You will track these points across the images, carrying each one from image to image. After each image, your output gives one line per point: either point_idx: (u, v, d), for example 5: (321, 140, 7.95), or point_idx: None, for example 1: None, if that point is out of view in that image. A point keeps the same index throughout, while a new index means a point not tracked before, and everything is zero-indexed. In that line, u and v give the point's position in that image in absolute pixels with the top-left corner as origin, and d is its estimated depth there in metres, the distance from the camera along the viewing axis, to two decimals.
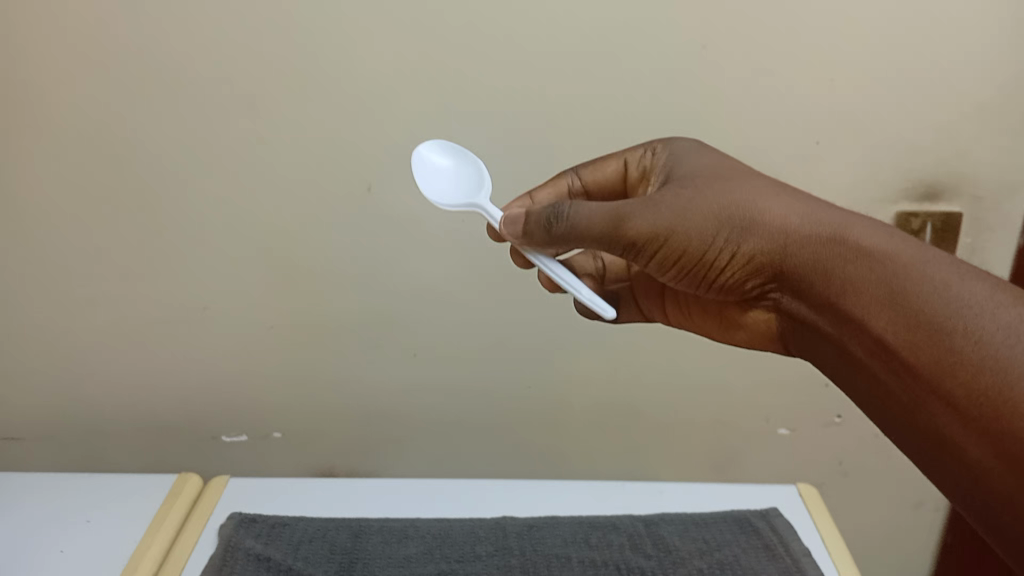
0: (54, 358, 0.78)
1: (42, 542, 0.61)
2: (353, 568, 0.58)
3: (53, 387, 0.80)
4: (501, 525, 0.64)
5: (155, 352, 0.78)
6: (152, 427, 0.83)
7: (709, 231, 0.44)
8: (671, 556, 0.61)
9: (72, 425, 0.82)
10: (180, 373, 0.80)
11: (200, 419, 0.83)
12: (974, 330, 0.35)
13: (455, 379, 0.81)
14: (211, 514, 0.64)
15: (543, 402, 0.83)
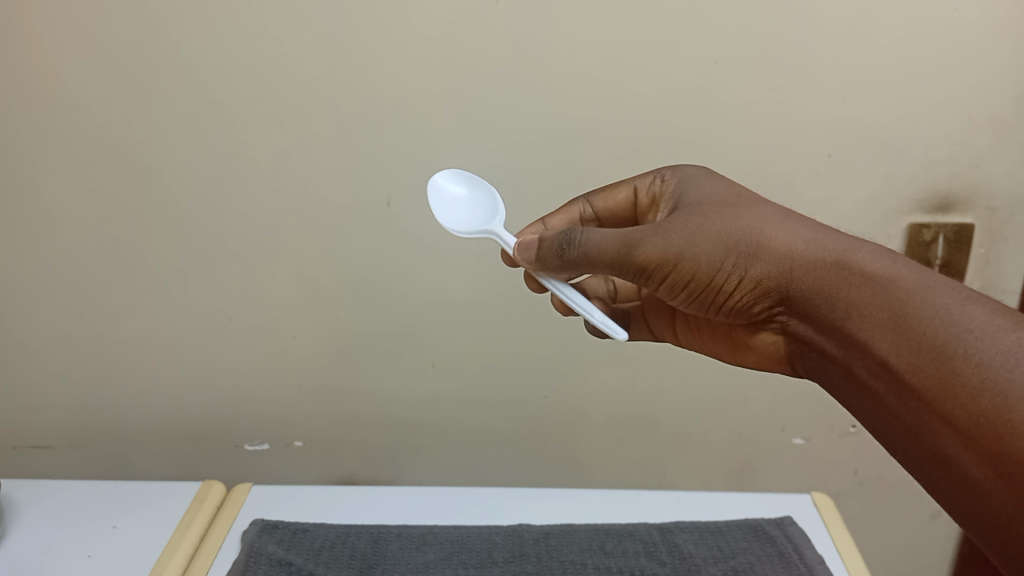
0: (82, 368, 0.80)
1: (71, 547, 0.63)
2: (373, 573, 0.60)
3: (81, 396, 0.82)
4: (517, 532, 0.65)
5: (180, 363, 0.80)
6: (177, 435, 0.85)
7: (717, 256, 0.45)
8: (686, 563, 0.62)
9: (99, 434, 0.84)
10: (205, 383, 0.82)
11: (223, 428, 0.85)
12: (973, 353, 0.35)
13: (473, 388, 0.83)
14: (234, 520, 0.66)
15: (560, 411, 0.84)
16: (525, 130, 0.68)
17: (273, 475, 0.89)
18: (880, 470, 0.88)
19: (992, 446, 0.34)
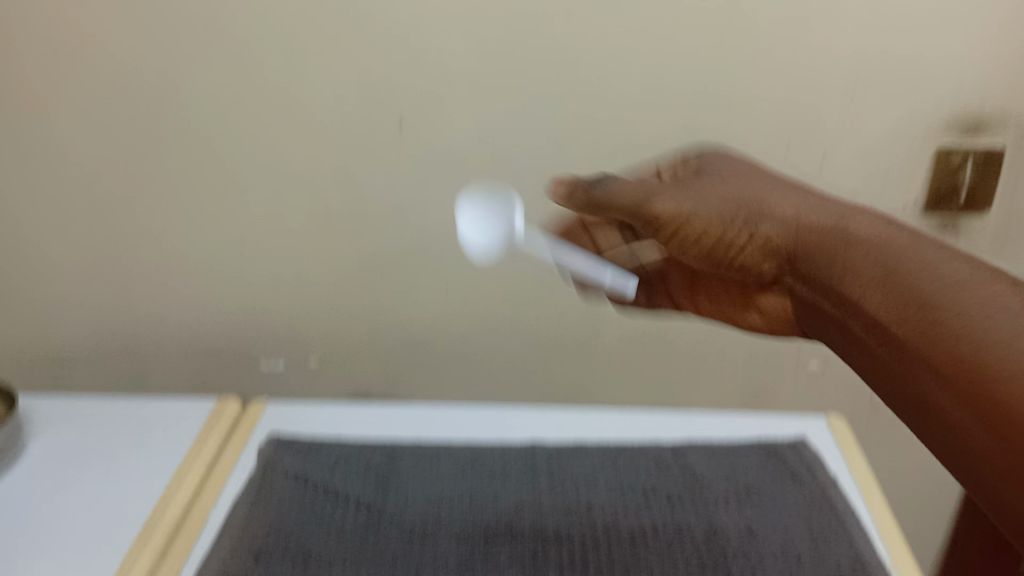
0: (95, 295, 0.80)
1: (90, 459, 0.64)
2: (388, 487, 0.60)
3: (92, 324, 0.81)
4: (530, 450, 0.65)
5: (192, 291, 0.79)
6: (189, 365, 0.84)
7: (728, 214, 0.49)
8: (698, 483, 0.62)
9: (112, 363, 0.84)
10: (220, 304, 0.81)
11: (235, 358, 0.84)
12: (954, 300, 0.42)
13: (492, 306, 0.80)
14: (252, 433, 0.67)
15: (581, 330, 0.81)
16: (540, 46, 0.67)
17: (288, 391, 0.86)
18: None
19: (996, 410, 0.39)
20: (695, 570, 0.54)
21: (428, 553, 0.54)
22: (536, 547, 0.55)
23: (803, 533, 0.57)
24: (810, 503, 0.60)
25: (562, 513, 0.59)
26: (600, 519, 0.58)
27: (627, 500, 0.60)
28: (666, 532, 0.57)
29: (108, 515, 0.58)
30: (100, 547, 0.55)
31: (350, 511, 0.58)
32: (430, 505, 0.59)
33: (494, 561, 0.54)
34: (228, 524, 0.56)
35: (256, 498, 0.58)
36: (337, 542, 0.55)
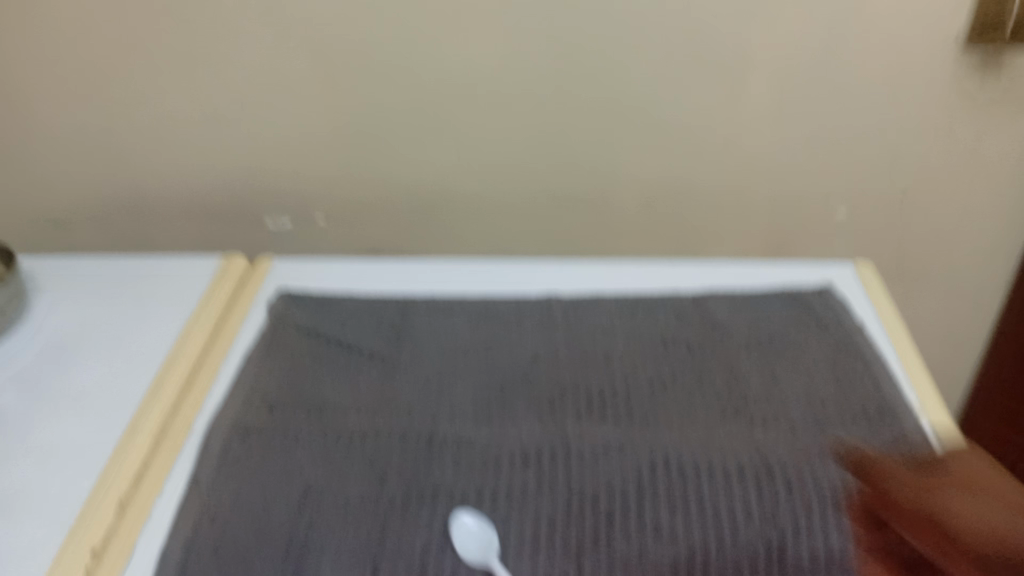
0: (84, 153, 0.76)
1: (96, 314, 0.63)
2: (401, 340, 0.59)
3: (86, 183, 0.78)
4: (545, 301, 0.63)
5: (185, 148, 0.75)
6: (188, 225, 0.81)
7: None
8: (719, 330, 0.60)
9: (110, 222, 0.81)
10: (214, 163, 0.76)
11: (233, 216, 0.80)
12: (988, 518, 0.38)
13: (505, 153, 0.74)
14: (260, 289, 0.65)
15: (602, 176, 0.76)
16: None
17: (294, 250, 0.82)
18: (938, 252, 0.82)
19: None
20: (715, 414, 0.53)
21: (443, 402, 0.54)
22: (554, 396, 0.54)
23: (827, 376, 0.55)
24: (835, 348, 0.58)
25: (580, 362, 0.57)
26: (619, 367, 0.57)
27: (646, 347, 0.59)
28: (686, 379, 0.56)
29: (118, 370, 0.57)
30: (111, 401, 0.54)
31: (363, 364, 0.57)
32: (444, 357, 0.58)
33: (511, 410, 0.53)
34: (239, 377, 0.55)
35: (267, 351, 0.57)
36: (351, 393, 0.54)
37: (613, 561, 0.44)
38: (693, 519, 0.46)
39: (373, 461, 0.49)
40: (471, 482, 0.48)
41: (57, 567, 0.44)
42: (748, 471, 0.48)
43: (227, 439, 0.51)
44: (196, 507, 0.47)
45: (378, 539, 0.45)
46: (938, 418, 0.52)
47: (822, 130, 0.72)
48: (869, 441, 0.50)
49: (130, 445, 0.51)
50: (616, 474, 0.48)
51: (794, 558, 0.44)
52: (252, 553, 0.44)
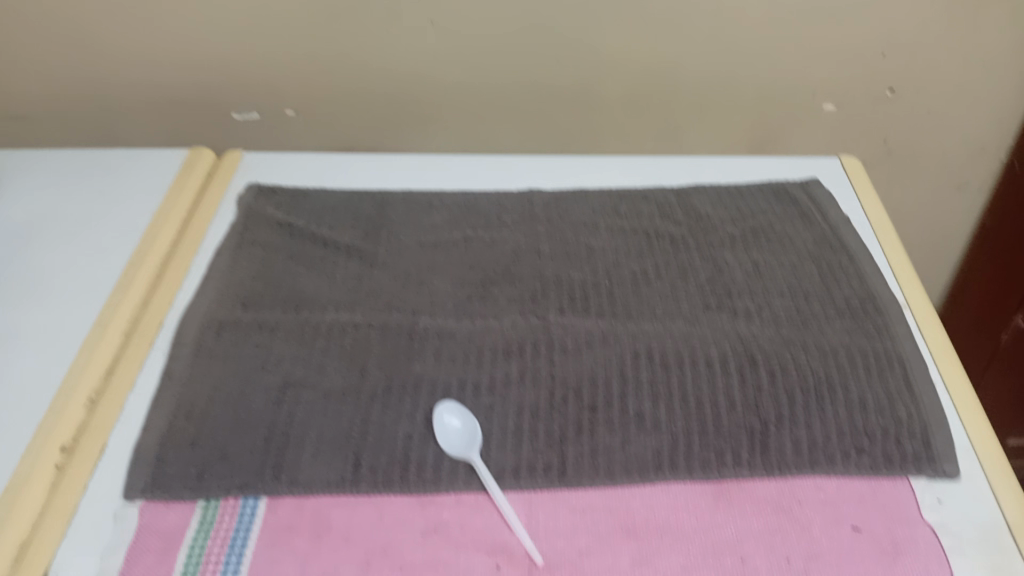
0: (31, 44, 0.71)
1: (56, 208, 0.60)
2: (378, 235, 0.57)
3: (35, 79, 0.73)
4: (527, 196, 0.61)
5: (139, 39, 0.70)
6: (148, 125, 0.77)
7: None
8: (703, 224, 0.59)
9: (64, 122, 0.77)
10: (171, 57, 0.72)
11: (197, 113, 0.76)
12: None
13: (483, 41, 0.71)
14: (230, 183, 0.63)
15: (588, 67, 0.73)
16: None
17: (265, 145, 0.79)
18: (925, 149, 0.80)
19: None
20: (699, 306, 0.52)
21: (423, 296, 0.52)
22: (536, 290, 0.53)
23: (811, 269, 0.55)
24: (819, 242, 0.57)
25: (562, 256, 0.56)
26: (602, 261, 0.56)
27: (630, 242, 0.57)
28: (669, 272, 0.55)
29: (83, 266, 0.55)
30: (76, 297, 0.53)
31: (340, 259, 0.55)
32: (423, 251, 0.56)
33: (492, 303, 0.52)
34: (211, 271, 0.54)
35: (240, 246, 0.55)
36: (328, 288, 0.53)
37: (596, 449, 0.43)
38: (676, 408, 0.45)
39: (352, 355, 0.48)
40: (453, 375, 0.47)
41: (29, 460, 0.42)
42: (732, 361, 0.48)
43: (201, 333, 0.49)
44: (171, 400, 0.46)
45: (359, 431, 0.44)
46: (921, 309, 0.52)
47: (813, 19, 0.69)
48: (852, 331, 0.50)
49: (99, 339, 0.49)
50: (599, 364, 0.48)
51: (776, 444, 0.44)
52: (230, 446, 0.43)
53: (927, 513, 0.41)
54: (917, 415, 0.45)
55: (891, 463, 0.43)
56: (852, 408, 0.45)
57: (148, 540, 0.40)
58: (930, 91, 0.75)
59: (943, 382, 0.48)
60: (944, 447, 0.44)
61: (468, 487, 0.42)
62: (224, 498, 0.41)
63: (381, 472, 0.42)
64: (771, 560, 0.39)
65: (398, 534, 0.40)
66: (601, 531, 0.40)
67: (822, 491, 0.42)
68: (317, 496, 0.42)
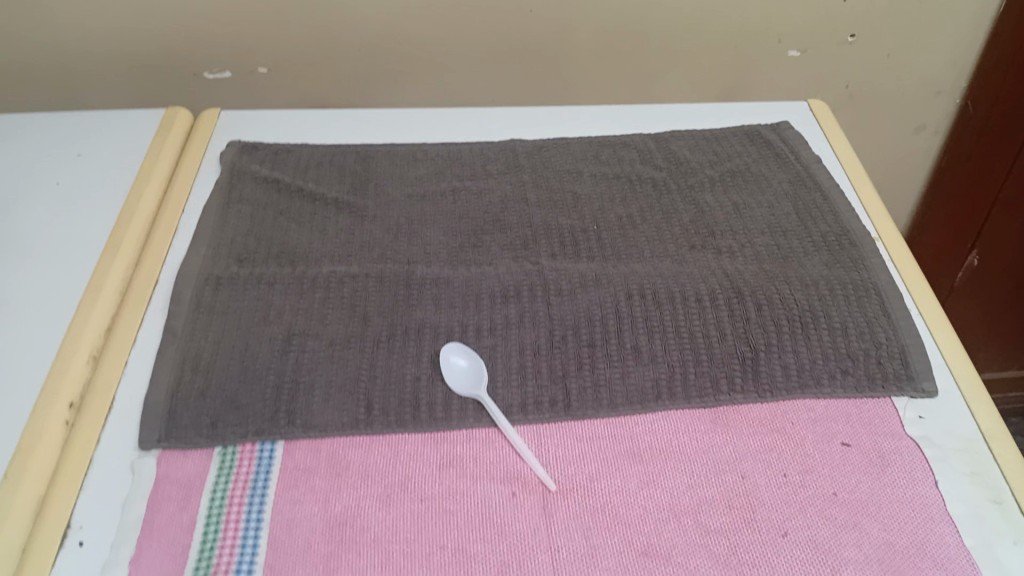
0: None
1: (34, 174, 0.60)
2: (366, 188, 0.58)
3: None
4: (510, 147, 0.62)
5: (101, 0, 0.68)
6: (115, 86, 0.75)
7: None
8: (683, 167, 0.61)
9: (26, 88, 0.74)
10: (136, 18, 0.70)
11: (165, 73, 0.74)
12: None
13: None
14: (210, 143, 0.63)
15: (559, 17, 0.73)
16: None
17: (237, 104, 0.78)
18: (883, 92, 0.83)
19: None
20: (684, 247, 0.54)
21: (416, 246, 0.53)
22: (527, 236, 0.54)
23: (788, 208, 0.57)
24: (794, 181, 0.59)
25: (549, 203, 0.57)
26: (588, 207, 0.57)
27: (613, 188, 0.59)
28: (654, 216, 0.56)
29: (69, 231, 0.55)
30: (66, 263, 0.52)
31: (330, 212, 0.55)
32: (411, 202, 0.57)
33: (486, 251, 0.53)
34: (201, 229, 0.54)
35: (228, 203, 0.56)
36: (321, 241, 0.53)
37: (597, 382, 0.45)
38: (670, 341, 0.47)
39: (353, 305, 0.49)
40: (455, 318, 0.48)
41: (37, 420, 0.43)
42: (720, 294, 0.49)
43: (200, 289, 0.50)
44: (176, 356, 0.46)
45: (367, 375, 0.45)
46: (892, 241, 0.55)
47: None
48: (830, 264, 0.52)
49: (95, 300, 0.49)
50: (595, 303, 0.49)
51: (767, 370, 0.46)
52: (241, 394, 0.44)
53: (909, 428, 0.44)
54: (895, 337, 0.48)
55: (874, 383, 0.46)
56: (835, 333, 0.48)
57: (168, 488, 0.40)
58: (888, 36, 0.78)
59: (916, 307, 0.51)
60: (921, 366, 0.47)
61: (478, 423, 0.43)
62: (241, 444, 0.42)
63: (393, 413, 0.43)
64: (769, 476, 0.42)
65: (415, 469, 0.41)
66: (609, 457, 0.42)
67: (812, 412, 0.45)
68: (332, 438, 0.43)
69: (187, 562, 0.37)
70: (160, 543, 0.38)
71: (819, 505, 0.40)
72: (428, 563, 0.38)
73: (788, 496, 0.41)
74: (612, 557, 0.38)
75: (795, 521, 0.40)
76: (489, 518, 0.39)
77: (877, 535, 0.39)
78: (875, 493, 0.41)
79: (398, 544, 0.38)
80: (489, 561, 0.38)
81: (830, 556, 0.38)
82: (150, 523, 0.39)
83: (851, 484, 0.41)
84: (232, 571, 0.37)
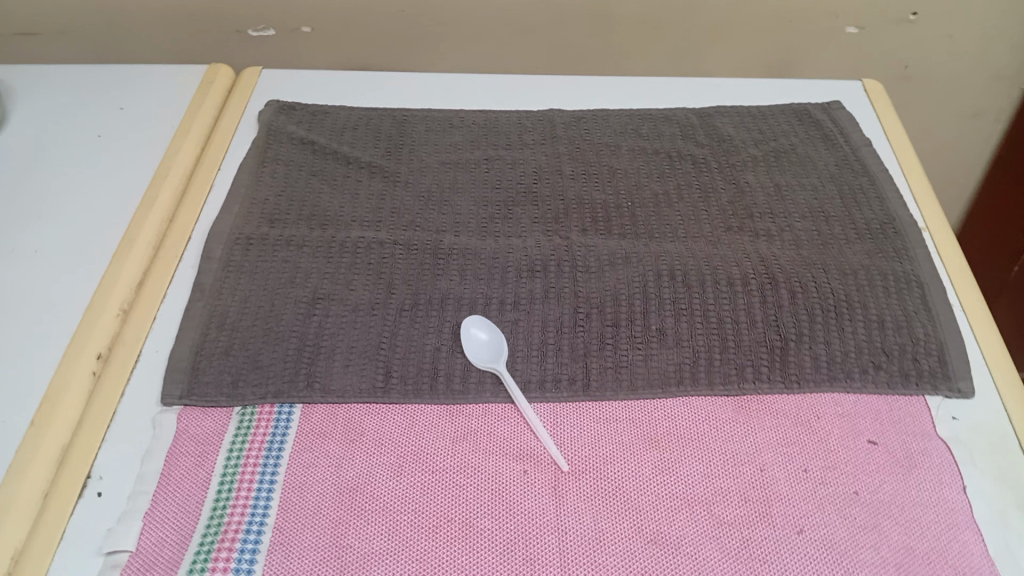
0: None
1: (77, 125, 0.61)
2: (400, 153, 0.57)
3: None
4: (548, 117, 0.61)
5: None
6: (162, 40, 0.75)
7: None
8: (725, 145, 0.59)
9: (75, 39, 0.75)
10: None
11: (211, 29, 0.74)
12: None
13: None
14: (249, 102, 0.63)
15: None
16: None
17: (280, 62, 0.78)
18: (945, 73, 0.79)
19: None
20: (720, 228, 0.52)
21: (446, 215, 0.53)
22: (558, 210, 0.53)
23: (833, 192, 0.55)
24: (840, 164, 0.57)
25: (584, 177, 0.56)
26: (623, 182, 0.56)
27: (651, 163, 0.57)
28: (690, 194, 0.55)
29: (107, 184, 0.56)
30: (103, 216, 0.53)
31: (362, 176, 0.55)
32: (444, 170, 0.56)
33: (516, 223, 0.52)
34: (234, 188, 0.54)
35: (262, 163, 0.56)
36: (352, 205, 0.53)
37: (618, 362, 0.45)
38: (697, 325, 0.46)
39: (379, 271, 0.48)
40: (479, 290, 0.47)
41: (65, 371, 0.44)
42: (753, 280, 0.48)
43: (230, 248, 0.50)
44: (202, 313, 0.47)
45: (388, 343, 0.45)
46: (940, 231, 0.52)
47: None
48: (872, 253, 0.50)
49: (128, 255, 0.50)
50: (623, 282, 0.48)
51: (795, 360, 0.45)
52: (263, 355, 0.44)
53: (940, 428, 0.43)
54: (934, 334, 0.46)
55: (907, 380, 0.44)
56: (870, 326, 0.46)
57: (186, 444, 0.41)
58: (955, 14, 0.74)
59: (959, 302, 0.49)
60: (959, 365, 0.45)
61: (495, 398, 0.43)
62: (260, 404, 0.43)
63: (411, 382, 0.43)
64: (789, 471, 0.41)
65: (428, 441, 0.41)
66: (625, 440, 0.42)
67: (839, 406, 0.44)
68: (349, 404, 0.43)
69: (199, 519, 0.38)
70: (175, 498, 0.39)
71: (838, 504, 0.39)
72: (435, 535, 0.38)
73: (807, 492, 0.40)
74: (620, 542, 0.38)
75: (812, 518, 0.39)
76: (498, 495, 0.39)
77: (896, 538, 0.38)
78: (898, 494, 0.40)
79: (406, 514, 0.38)
80: (496, 537, 0.38)
81: (845, 556, 0.37)
82: (166, 478, 0.40)
83: (874, 484, 0.40)
84: (242, 531, 0.37)
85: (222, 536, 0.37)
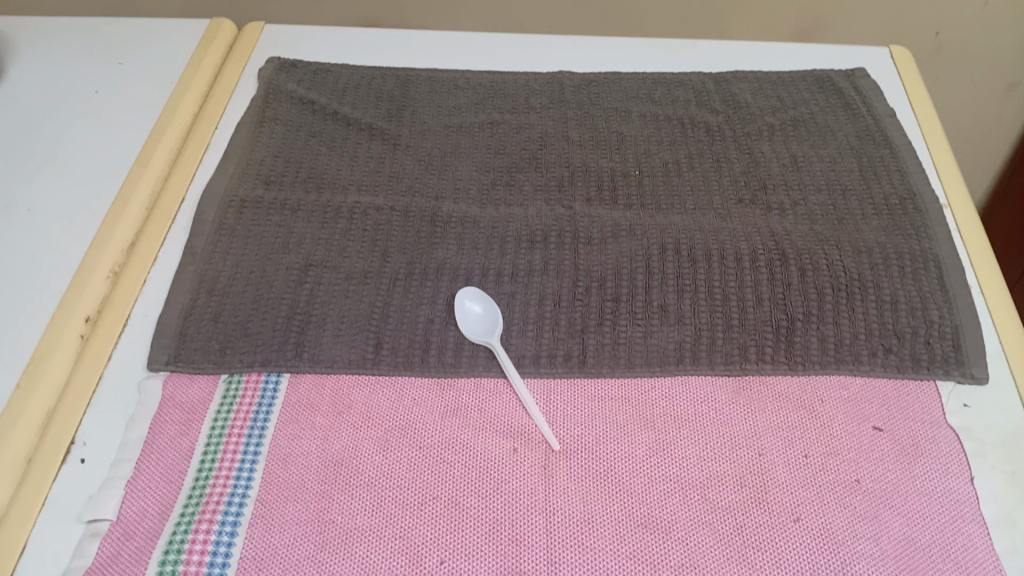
0: None
1: (75, 81, 0.59)
2: (402, 115, 0.56)
3: None
4: (557, 80, 0.59)
5: None
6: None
7: None
8: (741, 113, 0.57)
9: None
10: None
11: None
12: None
13: None
14: (250, 59, 0.61)
15: None
16: None
17: (289, 18, 0.76)
18: (979, 41, 0.76)
19: None
20: (731, 200, 0.50)
21: (446, 180, 0.51)
22: (563, 177, 0.51)
23: (851, 164, 0.52)
24: (861, 135, 0.55)
25: (591, 143, 0.54)
26: (632, 149, 0.54)
27: (662, 130, 0.55)
28: (702, 163, 0.53)
29: (103, 142, 0.55)
30: (97, 175, 0.52)
31: (362, 138, 0.54)
32: (447, 133, 0.54)
33: (518, 190, 0.51)
34: (231, 148, 0.52)
35: (261, 122, 0.54)
36: (349, 169, 0.51)
37: (616, 339, 0.43)
38: (701, 302, 0.44)
39: (374, 238, 0.47)
40: (476, 261, 0.46)
41: (52, 333, 0.43)
42: (762, 256, 0.46)
43: (224, 210, 0.49)
44: (193, 277, 0.46)
45: (380, 313, 0.44)
46: (962, 209, 0.50)
47: None
48: (889, 230, 0.48)
49: (120, 216, 0.49)
50: (625, 256, 0.46)
51: (801, 341, 0.43)
52: (253, 322, 0.43)
53: (950, 415, 0.41)
54: (948, 317, 0.44)
55: (918, 364, 0.42)
56: (883, 307, 0.44)
57: (171, 412, 0.40)
58: None
59: (978, 285, 0.46)
60: (973, 350, 0.43)
61: (487, 372, 0.42)
62: (247, 373, 0.42)
63: (402, 354, 0.42)
64: (788, 457, 0.39)
65: (417, 415, 0.40)
66: (619, 420, 0.40)
67: (845, 389, 0.42)
68: (338, 375, 0.42)
69: (182, 489, 0.37)
70: (158, 466, 0.38)
71: (838, 492, 0.38)
72: (420, 512, 0.37)
73: (806, 478, 0.38)
74: (609, 525, 0.37)
75: (810, 505, 0.37)
76: (486, 472, 0.38)
77: (897, 529, 0.37)
78: (902, 484, 0.38)
79: (391, 489, 0.38)
80: (481, 516, 0.37)
81: (843, 547, 0.36)
82: (150, 446, 0.39)
83: (877, 472, 0.39)
84: (223, 502, 0.37)
85: (203, 507, 0.36)
